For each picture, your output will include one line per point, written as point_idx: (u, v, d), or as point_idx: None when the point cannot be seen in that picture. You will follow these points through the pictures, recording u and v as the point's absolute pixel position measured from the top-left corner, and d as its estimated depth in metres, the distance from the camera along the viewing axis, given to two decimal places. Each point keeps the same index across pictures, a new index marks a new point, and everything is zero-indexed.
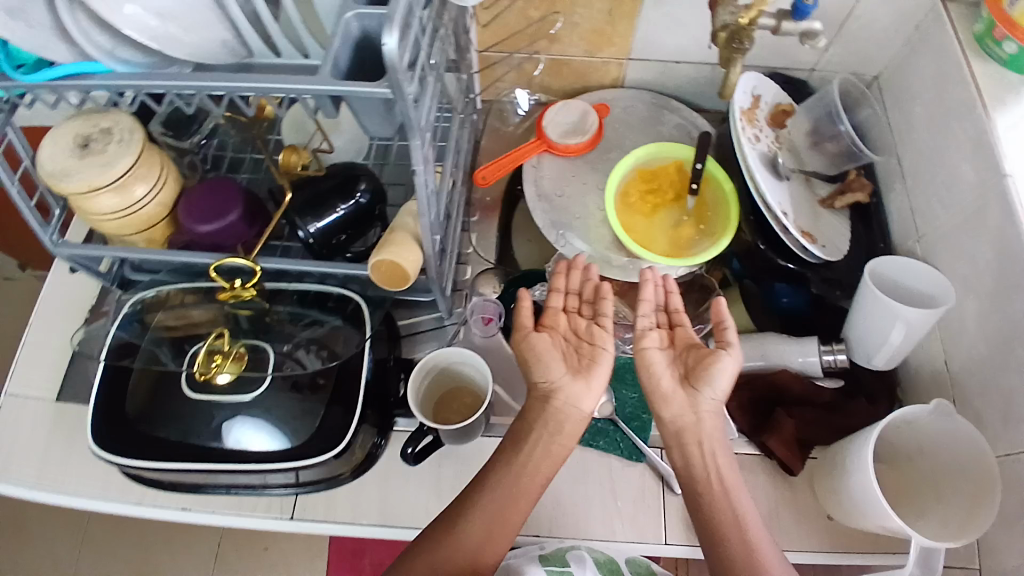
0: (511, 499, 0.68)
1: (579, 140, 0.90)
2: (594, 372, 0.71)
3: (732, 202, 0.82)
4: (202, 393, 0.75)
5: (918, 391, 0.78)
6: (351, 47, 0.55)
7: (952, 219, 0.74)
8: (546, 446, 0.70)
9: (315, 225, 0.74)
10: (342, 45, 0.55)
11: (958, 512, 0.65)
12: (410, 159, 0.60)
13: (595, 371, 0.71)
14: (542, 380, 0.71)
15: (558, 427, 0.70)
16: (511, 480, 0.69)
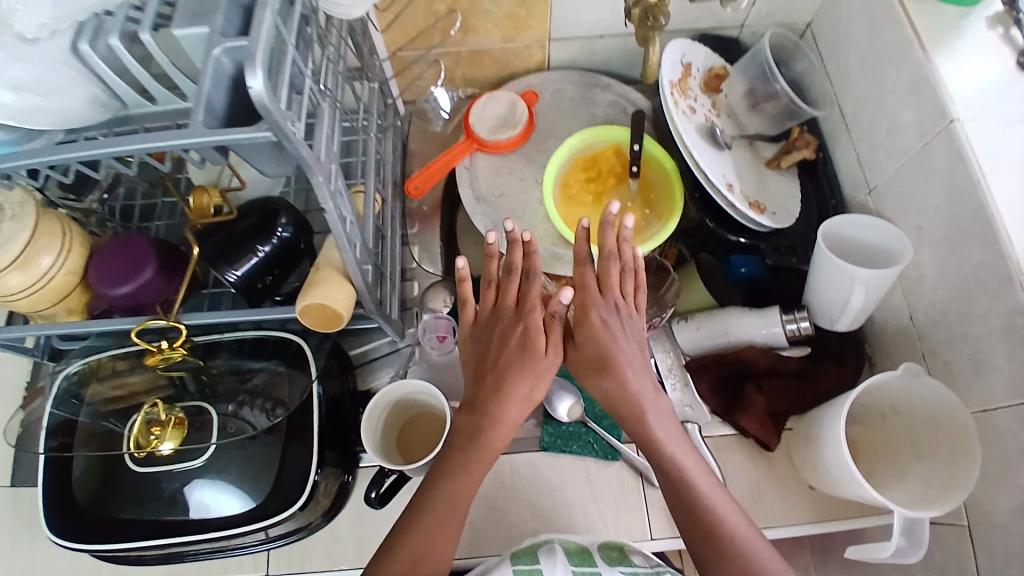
0: (455, 501, 0.63)
1: (510, 135, 0.85)
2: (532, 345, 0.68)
3: (675, 180, 0.80)
4: (149, 465, 0.72)
5: (885, 347, 0.77)
6: (225, 85, 0.51)
7: (899, 168, 0.72)
8: (498, 428, 0.65)
9: (235, 272, 0.70)
10: (214, 84, 0.50)
11: (934, 469, 0.64)
12: (316, 197, 0.55)
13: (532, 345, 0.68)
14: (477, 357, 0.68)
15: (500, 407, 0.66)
16: (461, 474, 0.64)
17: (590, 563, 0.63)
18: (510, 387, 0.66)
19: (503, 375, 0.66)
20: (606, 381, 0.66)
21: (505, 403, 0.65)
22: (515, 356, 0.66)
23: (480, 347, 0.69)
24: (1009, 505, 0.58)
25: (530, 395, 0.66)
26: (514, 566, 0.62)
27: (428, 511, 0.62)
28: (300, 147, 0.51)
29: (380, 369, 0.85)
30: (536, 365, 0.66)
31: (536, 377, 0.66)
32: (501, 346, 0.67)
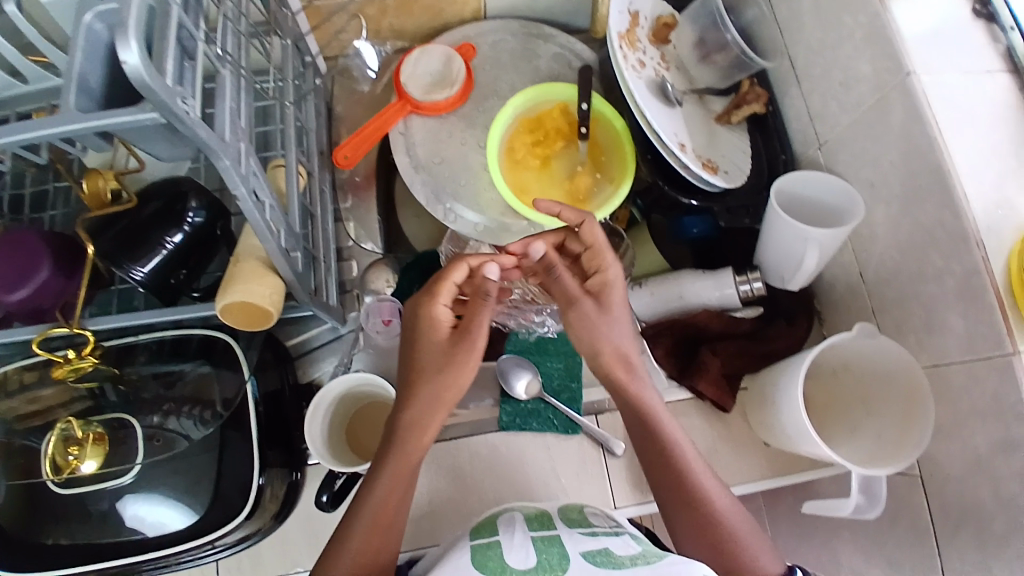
0: (389, 503, 0.59)
1: (448, 95, 0.78)
2: (461, 340, 0.60)
3: (625, 140, 0.75)
4: (71, 487, 0.65)
5: (835, 304, 0.78)
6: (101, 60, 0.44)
7: (852, 123, 0.70)
8: (418, 432, 0.59)
9: (141, 269, 0.62)
10: (87, 58, 0.43)
11: (889, 424, 0.65)
12: (227, 184, 0.48)
13: (465, 339, 0.60)
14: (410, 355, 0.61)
15: (415, 420, 0.59)
16: (387, 479, 0.59)
17: (548, 527, 0.59)
18: (418, 387, 0.60)
19: (415, 371, 0.61)
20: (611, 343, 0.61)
21: (418, 405, 0.60)
22: (419, 349, 0.61)
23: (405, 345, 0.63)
24: (961, 460, 0.60)
25: (439, 397, 0.59)
26: (469, 543, 0.57)
27: (369, 499, 0.58)
28: (198, 130, 0.43)
29: (323, 357, 0.79)
30: (442, 357, 0.60)
31: (441, 372, 0.59)
32: (416, 344, 0.61)
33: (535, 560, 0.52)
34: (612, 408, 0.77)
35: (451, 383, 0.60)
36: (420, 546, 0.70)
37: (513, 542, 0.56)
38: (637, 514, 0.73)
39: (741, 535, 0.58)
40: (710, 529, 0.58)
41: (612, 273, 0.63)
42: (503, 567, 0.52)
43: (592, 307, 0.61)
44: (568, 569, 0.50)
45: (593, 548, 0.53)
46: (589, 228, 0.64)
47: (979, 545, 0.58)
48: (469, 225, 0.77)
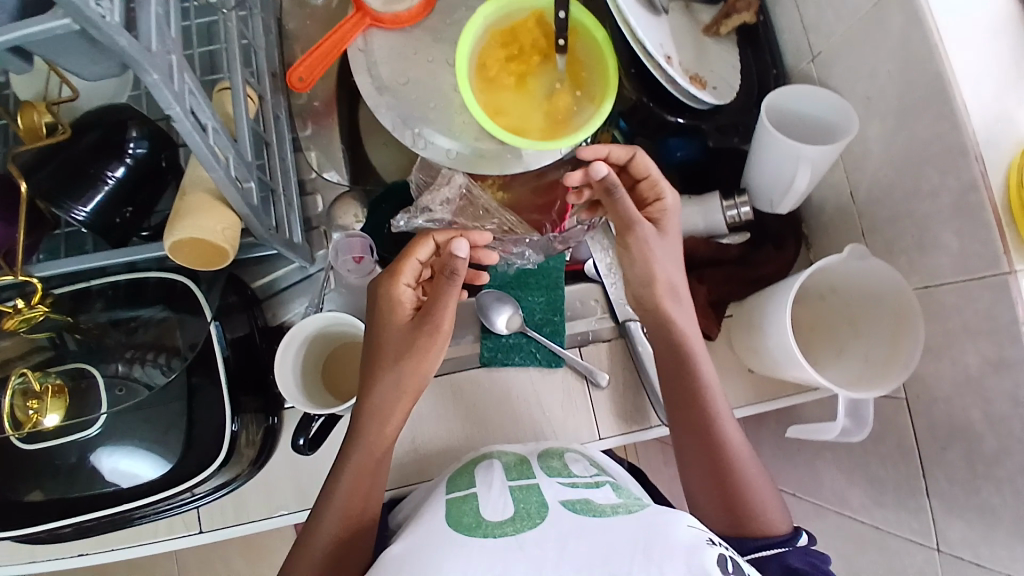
0: (363, 486, 0.59)
1: (409, 5, 0.71)
2: (425, 325, 0.59)
3: (607, 52, 0.68)
4: (37, 441, 0.61)
5: (824, 227, 0.75)
6: None
7: (848, 30, 0.65)
8: (380, 421, 0.60)
9: (82, 208, 0.57)
10: None
11: (878, 348, 0.64)
12: (158, 103, 0.43)
13: (427, 325, 0.59)
14: (374, 339, 0.61)
15: (380, 409, 0.59)
16: (356, 466, 0.59)
17: (526, 475, 0.58)
18: (381, 372, 0.59)
19: (379, 355, 0.60)
20: (661, 271, 0.64)
21: (383, 392, 0.59)
22: (383, 331, 0.61)
23: (371, 328, 0.62)
24: (952, 381, 0.59)
25: (402, 384, 0.59)
26: (446, 497, 0.57)
27: (351, 461, 0.59)
28: (115, 36, 0.37)
29: (294, 298, 0.75)
30: (405, 342, 0.60)
31: (403, 359, 0.59)
32: (382, 327, 0.61)
33: (512, 511, 0.51)
34: (595, 340, 0.74)
35: (416, 368, 0.59)
36: (407, 485, 0.70)
37: (491, 493, 0.56)
38: (621, 444, 0.73)
39: (748, 474, 0.62)
40: (721, 468, 0.62)
41: (668, 201, 0.66)
42: (478, 522, 0.50)
43: (652, 231, 0.63)
44: (546, 517, 0.49)
45: (573, 497, 0.53)
46: (642, 160, 0.65)
47: (969, 464, 0.58)
48: (440, 151, 0.72)
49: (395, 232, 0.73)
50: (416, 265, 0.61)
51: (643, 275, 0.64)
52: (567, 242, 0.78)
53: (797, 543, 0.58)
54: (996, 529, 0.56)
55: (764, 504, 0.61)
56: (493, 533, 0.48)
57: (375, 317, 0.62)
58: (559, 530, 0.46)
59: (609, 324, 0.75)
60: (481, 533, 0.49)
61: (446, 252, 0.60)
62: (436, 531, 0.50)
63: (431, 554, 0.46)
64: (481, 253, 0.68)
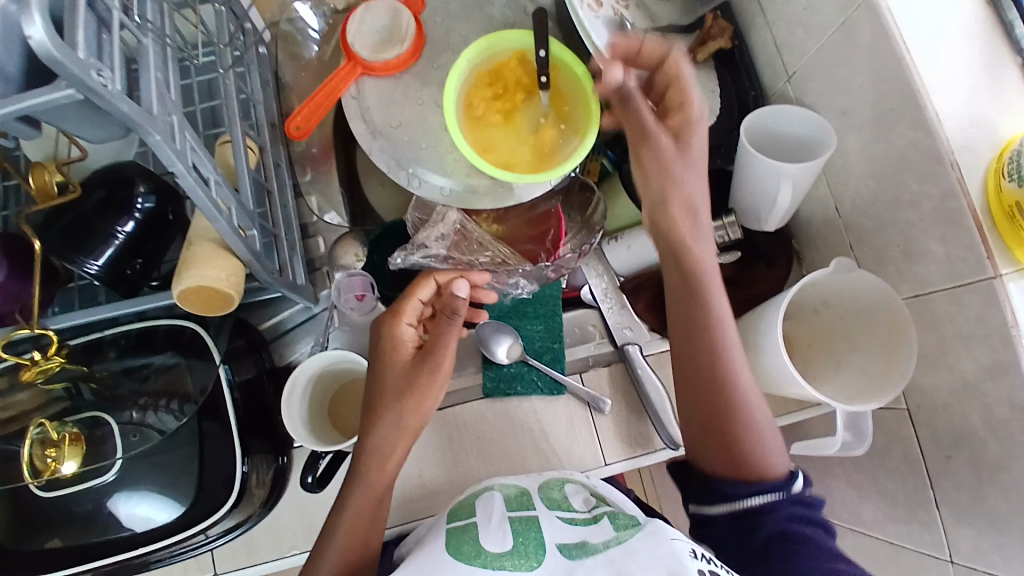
0: (365, 526, 0.60)
1: (397, 53, 0.74)
2: (428, 364, 0.62)
3: (587, 85, 0.70)
4: (53, 488, 0.64)
5: (814, 242, 0.76)
6: (15, 46, 0.41)
7: (819, 50, 0.67)
8: (380, 461, 0.61)
9: (95, 263, 0.59)
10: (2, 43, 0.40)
11: (876, 360, 0.64)
12: (161, 161, 0.46)
13: (430, 365, 0.61)
14: (374, 381, 0.63)
15: (380, 451, 0.61)
16: (357, 508, 0.60)
17: (526, 507, 0.61)
18: (381, 413, 0.61)
19: (378, 395, 0.62)
20: (687, 183, 0.61)
21: (382, 433, 0.61)
22: (384, 372, 0.62)
23: (371, 370, 0.64)
24: (951, 387, 0.59)
25: (402, 424, 0.61)
26: (446, 526, 0.60)
27: (349, 501, 0.60)
28: (119, 103, 0.40)
29: (299, 339, 0.77)
30: (405, 381, 0.61)
31: (403, 399, 0.61)
32: (381, 369, 0.63)
33: (511, 544, 0.56)
34: (595, 365, 0.76)
35: (417, 408, 0.61)
36: (411, 520, 0.70)
37: (490, 523, 0.59)
38: (628, 468, 0.73)
39: (751, 420, 0.60)
40: (721, 412, 0.60)
41: (695, 109, 0.62)
42: (477, 550, 0.55)
43: (670, 148, 0.61)
44: (542, 561, 0.54)
45: (570, 540, 0.56)
46: (674, 61, 0.62)
47: (974, 469, 0.58)
48: (435, 189, 0.74)
49: (393, 269, 0.75)
50: (418, 305, 0.64)
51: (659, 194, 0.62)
52: (561, 270, 0.78)
53: (791, 490, 0.57)
54: (1005, 535, 0.55)
55: (762, 448, 0.59)
56: (491, 566, 0.54)
57: (375, 358, 0.64)
58: None
59: (608, 348, 0.77)
60: (480, 564, 0.54)
61: (447, 293, 0.64)
62: (436, 555, 0.55)
63: None
64: (481, 292, 0.71)
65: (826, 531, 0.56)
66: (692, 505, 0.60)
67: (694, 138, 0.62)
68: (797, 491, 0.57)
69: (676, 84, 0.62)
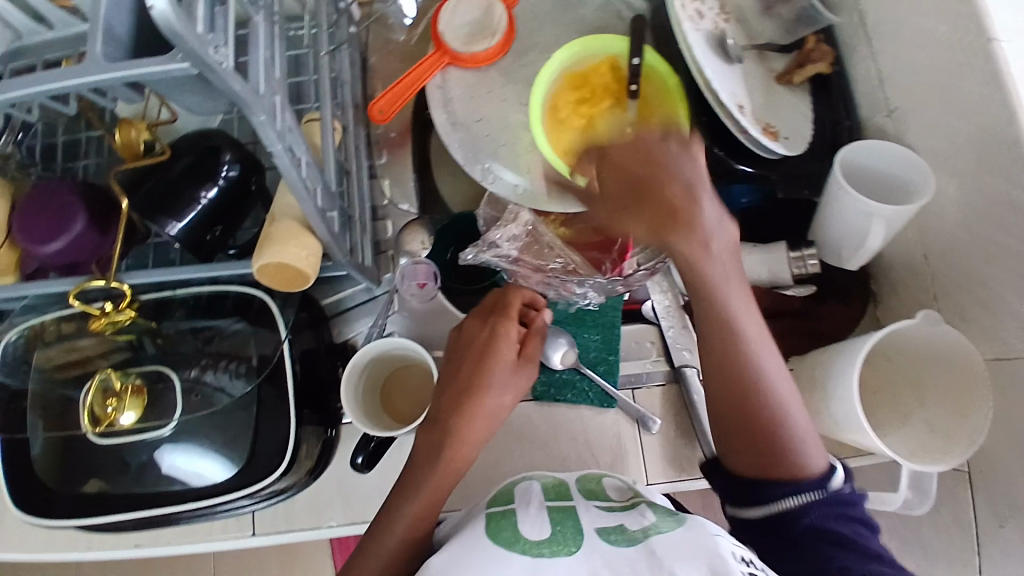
0: (428, 507, 0.61)
1: (486, 47, 0.74)
2: (526, 360, 0.66)
3: (679, 99, 0.68)
4: (111, 436, 0.65)
5: (893, 285, 0.73)
6: (130, 15, 0.42)
7: (924, 90, 0.64)
8: (458, 447, 0.62)
9: (177, 225, 0.61)
10: (114, 7, 0.41)
11: (944, 417, 0.62)
12: (261, 139, 0.47)
13: (524, 364, 0.66)
14: (462, 373, 0.65)
15: (460, 434, 0.63)
16: (424, 487, 0.61)
17: (564, 497, 0.63)
18: (475, 405, 0.63)
19: (474, 384, 0.64)
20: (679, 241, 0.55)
21: (467, 422, 0.63)
22: (481, 366, 0.64)
23: (454, 364, 0.66)
24: (1020, 458, 0.56)
25: (494, 413, 0.64)
26: (486, 510, 0.61)
27: (423, 490, 0.61)
28: (230, 81, 0.41)
29: (358, 318, 0.78)
30: (505, 378, 0.65)
31: (501, 392, 0.64)
32: (474, 363, 0.65)
33: (550, 533, 0.56)
34: (649, 383, 0.75)
35: (509, 402, 0.65)
36: (447, 510, 0.71)
37: (529, 512, 0.60)
38: (670, 491, 0.72)
39: (789, 426, 0.57)
40: (748, 411, 0.57)
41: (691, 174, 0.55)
42: (516, 537, 0.55)
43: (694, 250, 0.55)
44: (581, 546, 0.54)
45: (609, 525, 0.57)
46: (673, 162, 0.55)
47: None
48: (507, 186, 0.74)
49: (463, 264, 0.73)
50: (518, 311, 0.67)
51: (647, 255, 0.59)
52: (629, 286, 0.74)
53: (831, 487, 0.55)
54: None
55: (800, 449, 0.56)
56: (530, 552, 0.53)
57: (458, 357, 0.66)
58: (594, 562, 0.51)
59: (664, 367, 0.75)
60: (520, 550, 0.54)
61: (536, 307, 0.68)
62: (478, 540, 0.55)
63: (480, 561, 0.52)
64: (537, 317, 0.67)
65: (868, 528, 0.54)
66: (730, 509, 0.60)
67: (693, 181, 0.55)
68: (834, 486, 0.56)
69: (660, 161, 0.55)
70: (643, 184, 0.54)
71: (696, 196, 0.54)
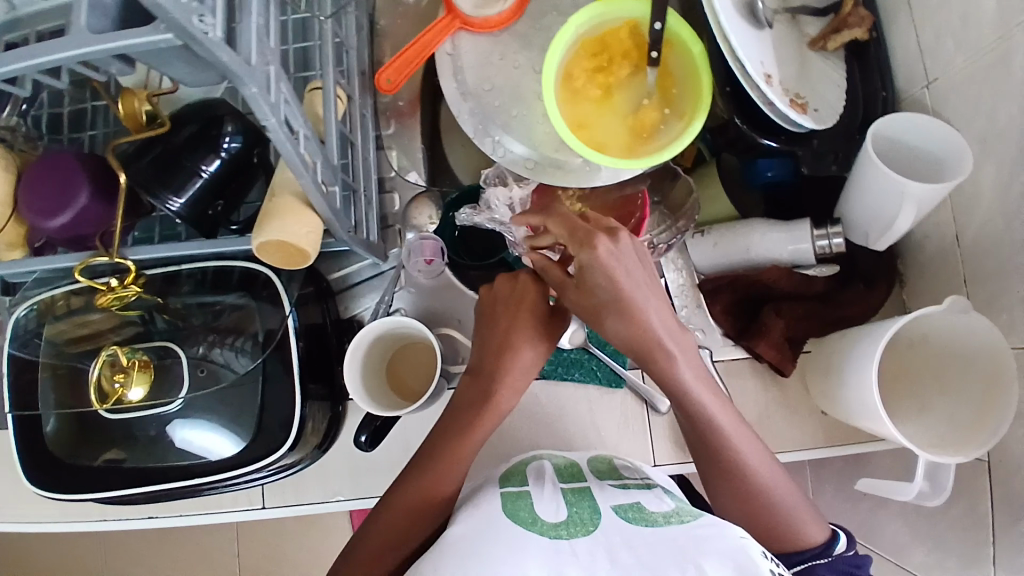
0: (461, 455, 0.60)
1: (501, 8, 0.70)
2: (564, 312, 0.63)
3: (702, 68, 0.64)
4: (120, 412, 0.66)
5: (922, 268, 0.69)
6: None
7: (969, 60, 0.59)
8: (496, 395, 0.61)
9: (178, 199, 0.60)
10: None
11: (966, 408, 0.59)
12: (255, 111, 0.44)
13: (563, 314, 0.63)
14: (497, 329, 0.62)
15: (500, 380, 0.61)
16: (461, 434, 0.61)
17: (579, 479, 0.62)
18: (513, 358, 0.61)
19: (508, 339, 0.61)
20: (617, 325, 0.54)
21: (508, 371, 0.61)
22: (517, 320, 0.61)
23: (489, 323, 0.62)
24: None
25: (534, 363, 0.62)
26: (500, 490, 0.60)
27: (465, 437, 0.61)
28: (217, 51, 0.38)
29: (365, 294, 0.78)
30: (544, 332, 0.62)
31: (539, 344, 0.62)
32: (512, 316, 0.62)
33: (566, 515, 0.55)
34: None
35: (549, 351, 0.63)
36: None
37: (543, 494, 0.59)
38: (679, 473, 0.71)
39: (782, 496, 0.58)
40: (746, 500, 0.58)
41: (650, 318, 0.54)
42: (534, 518, 0.54)
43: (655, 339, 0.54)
44: (599, 525, 0.53)
45: (624, 503, 0.57)
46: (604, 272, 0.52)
47: None
48: (517, 159, 0.71)
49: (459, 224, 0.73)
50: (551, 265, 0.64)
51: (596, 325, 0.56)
52: None
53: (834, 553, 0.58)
54: None
55: (796, 519, 0.58)
56: (548, 534, 0.52)
57: (490, 319, 0.63)
58: (610, 541, 0.51)
59: None
60: (537, 531, 0.53)
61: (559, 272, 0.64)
62: (494, 516, 0.54)
63: (486, 536, 0.51)
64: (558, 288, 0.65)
65: None
66: None
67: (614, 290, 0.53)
68: (838, 551, 0.58)
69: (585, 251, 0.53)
70: (608, 306, 0.53)
71: (641, 303, 0.54)
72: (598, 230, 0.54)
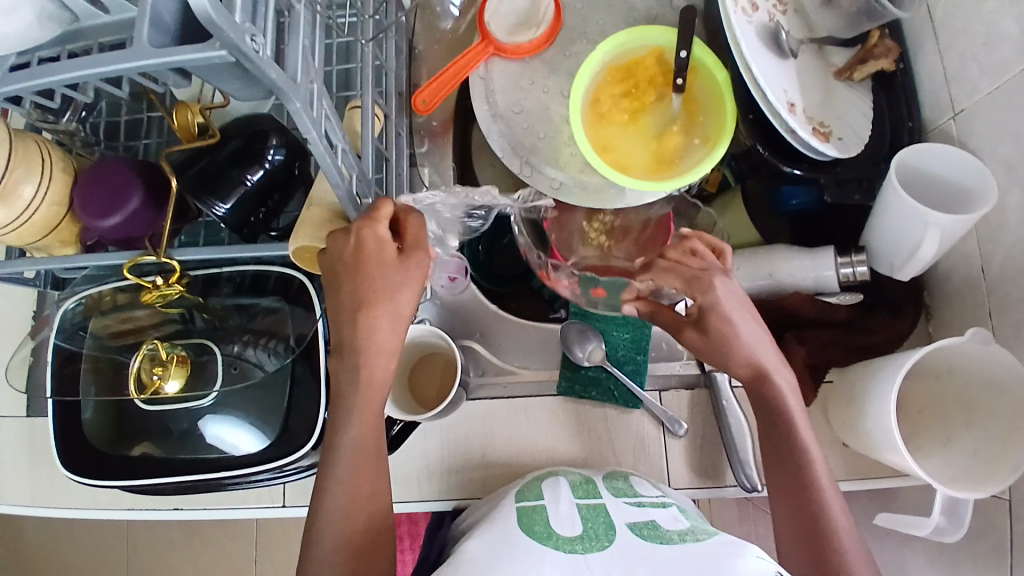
0: (368, 428, 0.61)
1: (532, 36, 0.73)
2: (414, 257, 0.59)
3: (726, 94, 0.66)
4: (156, 403, 0.69)
5: (949, 299, 0.69)
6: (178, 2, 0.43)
7: (996, 91, 0.59)
8: (370, 357, 0.59)
9: (222, 206, 0.63)
10: None
11: (990, 442, 0.58)
12: (296, 126, 0.48)
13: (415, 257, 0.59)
14: (350, 294, 0.59)
15: (371, 345, 0.59)
16: (356, 418, 0.60)
17: (594, 496, 0.62)
18: (371, 315, 0.58)
19: (364, 297, 0.58)
20: (736, 354, 0.61)
21: (373, 331, 0.59)
22: (366, 279, 0.58)
23: (338, 287, 0.59)
24: None
25: (399, 313, 0.59)
26: (515, 505, 0.60)
27: (347, 431, 0.60)
28: (266, 68, 0.42)
29: None
30: (399, 280, 0.58)
31: (396, 295, 0.59)
32: (356, 275, 0.57)
33: (582, 529, 0.55)
34: (677, 386, 0.74)
35: (413, 297, 0.60)
36: (470, 497, 0.72)
37: (559, 508, 0.60)
38: (693, 498, 0.71)
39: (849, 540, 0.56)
40: (819, 547, 0.56)
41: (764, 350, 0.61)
42: (549, 533, 0.55)
43: (767, 376, 0.61)
44: (614, 541, 0.53)
45: (639, 520, 0.57)
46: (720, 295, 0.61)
47: None
48: (550, 182, 0.73)
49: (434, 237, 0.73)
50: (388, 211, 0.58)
51: (720, 366, 0.63)
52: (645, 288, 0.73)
53: None
54: None
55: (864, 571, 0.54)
56: (563, 547, 0.52)
57: (336, 280, 0.58)
58: (627, 556, 0.50)
59: (695, 370, 0.74)
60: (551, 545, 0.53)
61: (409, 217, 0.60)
62: (510, 531, 0.55)
63: (499, 549, 0.52)
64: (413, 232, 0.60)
65: None
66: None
67: (724, 322, 0.60)
68: None
69: (694, 284, 0.62)
70: (726, 337, 0.61)
71: (754, 342, 0.60)
72: (713, 269, 0.63)
